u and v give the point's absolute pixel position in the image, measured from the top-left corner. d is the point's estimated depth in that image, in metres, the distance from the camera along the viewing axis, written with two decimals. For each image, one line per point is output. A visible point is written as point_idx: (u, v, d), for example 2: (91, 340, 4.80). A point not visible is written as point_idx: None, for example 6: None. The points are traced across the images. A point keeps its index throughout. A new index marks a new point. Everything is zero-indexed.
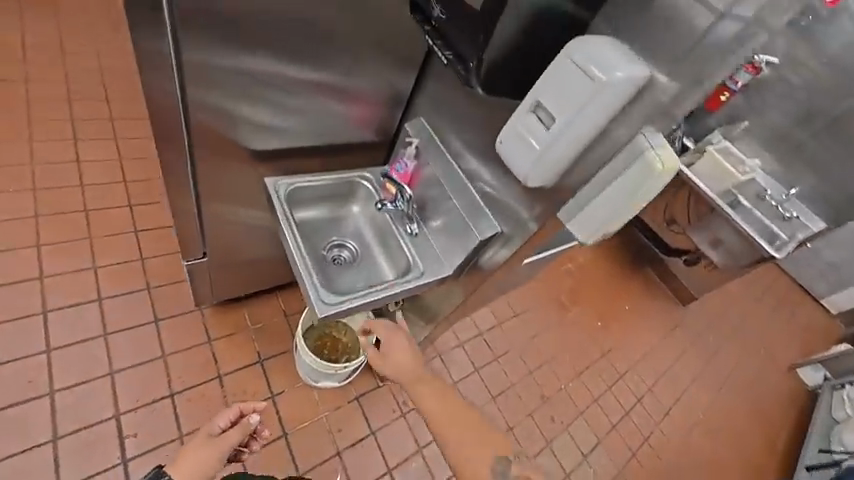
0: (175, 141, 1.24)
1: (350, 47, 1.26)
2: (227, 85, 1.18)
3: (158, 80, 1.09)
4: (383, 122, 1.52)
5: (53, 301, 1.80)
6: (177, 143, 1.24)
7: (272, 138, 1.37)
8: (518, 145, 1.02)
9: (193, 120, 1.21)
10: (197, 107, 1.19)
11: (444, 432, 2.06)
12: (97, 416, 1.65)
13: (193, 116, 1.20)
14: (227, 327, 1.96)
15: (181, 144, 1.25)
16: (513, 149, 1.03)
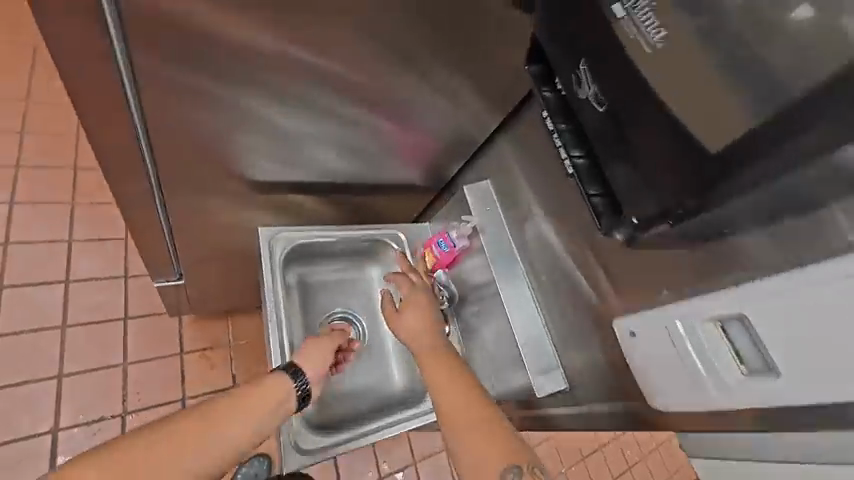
0: (123, 143, 0.83)
1: (422, 54, 0.83)
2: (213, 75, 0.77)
3: (92, 49, 0.68)
4: (442, 165, 1.09)
5: (11, 275, 1.52)
6: (124, 145, 0.83)
7: (280, 168, 0.98)
8: (660, 345, 0.69)
9: (149, 112, 0.80)
10: (156, 96, 0.78)
11: None
12: (28, 429, 1.36)
13: (148, 107, 0.79)
14: (204, 340, 1.63)
15: (132, 144, 0.84)
16: (646, 343, 0.71)
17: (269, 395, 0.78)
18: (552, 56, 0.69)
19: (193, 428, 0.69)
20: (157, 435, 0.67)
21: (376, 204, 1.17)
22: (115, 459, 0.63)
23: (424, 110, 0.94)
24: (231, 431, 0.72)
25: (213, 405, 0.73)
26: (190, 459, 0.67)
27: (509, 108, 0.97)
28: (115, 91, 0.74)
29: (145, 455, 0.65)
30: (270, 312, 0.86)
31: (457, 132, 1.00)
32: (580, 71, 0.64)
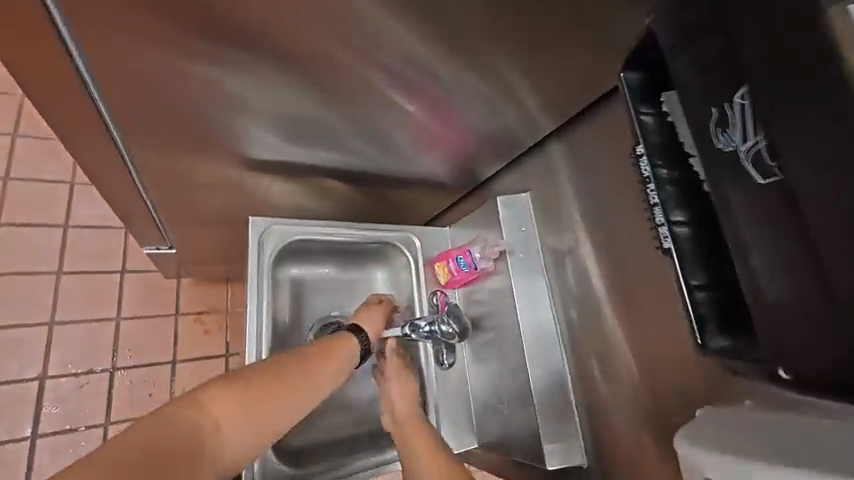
0: (91, 136, 0.63)
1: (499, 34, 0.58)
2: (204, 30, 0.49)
3: None
4: (478, 167, 0.91)
5: (9, 213, 1.45)
6: (94, 138, 0.64)
7: (282, 141, 0.73)
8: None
9: (113, 86, 0.54)
10: (120, 63, 0.50)
11: None
12: (16, 374, 1.32)
13: (111, 77, 0.52)
14: (202, 303, 1.54)
15: (90, 117, 0.59)
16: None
17: (344, 353, 0.69)
18: (675, 66, 0.39)
19: (290, 382, 0.61)
20: (260, 376, 0.59)
21: (395, 199, 1.00)
22: (225, 396, 0.55)
23: (468, 114, 0.73)
24: (321, 380, 0.64)
25: (304, 355, 0.65)
26: (290, 406, 0.59)
27: (568, 117, 0.79)
28: (74, 88, 0.53)
29: (250, 395, 0.57)
30: (251, 319, 0.73)
31: (503, 134, 0.81)
32: (736, 105, 0.34)
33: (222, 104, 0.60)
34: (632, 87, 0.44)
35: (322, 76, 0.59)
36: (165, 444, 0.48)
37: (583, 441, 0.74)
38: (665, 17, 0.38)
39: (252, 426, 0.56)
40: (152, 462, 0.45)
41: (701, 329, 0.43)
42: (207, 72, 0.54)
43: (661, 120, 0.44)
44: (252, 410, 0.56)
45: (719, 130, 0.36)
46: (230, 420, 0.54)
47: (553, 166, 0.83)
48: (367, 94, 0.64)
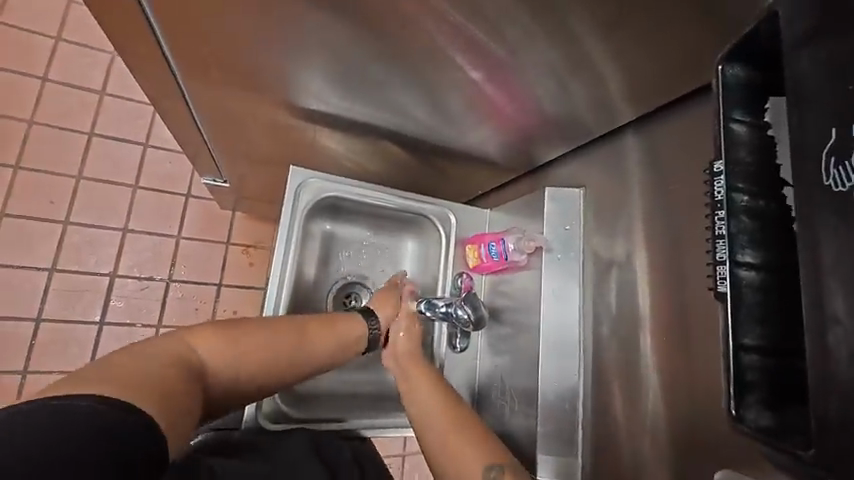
0: (149, 57, 0.64)
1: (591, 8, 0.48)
2: None
3: None
4: (535, 152, 0.82)
5: (101, 126, 1.60)
6: (153, 60, 0.65)
7: (334, 100, 0.71)
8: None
9: (167, 14, 0.53)
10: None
11: None
12: (93, 266, 1.52)
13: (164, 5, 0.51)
14: (250, 237, 1.64)
15: (147, 40, 0.59)
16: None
17: (345, 328, 0.74)
18: (791, 65, 0.30)
19: (287, 341, 0.67)
20: (256, 327, 0.66)
21: (441, 171, 0.95)
22: (224, 338, 0.63)
23: (534, 95, 0.64)
24: (319, 349, 0.70)
25: (305, 322, 0.71)
26: (286, 361, 0.66)
27: (651, 109, 0.66)
28: (131, 9, 0.53)
29: (245, 338, 0.64)
30: (277, 265, 0.76)
31: (570, 121, 0.71)
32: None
33: (269, 45, 0.57)
34: (731, 87, 0.36)
35: (375, 31, 0.53)
36: (174, 361, 0.55)
37: (582, 460, 0.70)
38: (796, 4, 0.30)
39: (247, 367, 0.63)
40: (163, 370, 0.52)
41: (739, 398, 0.34)
42: (255, 12, 0.51)
43: (755, 137, 0.35)
44: (249, 353, 0.63)
45: (831, 156, 0.28)
46: (227, 357, 0.62)
47: (623, 166, 0.72)
48: (423, 59, 0.58)
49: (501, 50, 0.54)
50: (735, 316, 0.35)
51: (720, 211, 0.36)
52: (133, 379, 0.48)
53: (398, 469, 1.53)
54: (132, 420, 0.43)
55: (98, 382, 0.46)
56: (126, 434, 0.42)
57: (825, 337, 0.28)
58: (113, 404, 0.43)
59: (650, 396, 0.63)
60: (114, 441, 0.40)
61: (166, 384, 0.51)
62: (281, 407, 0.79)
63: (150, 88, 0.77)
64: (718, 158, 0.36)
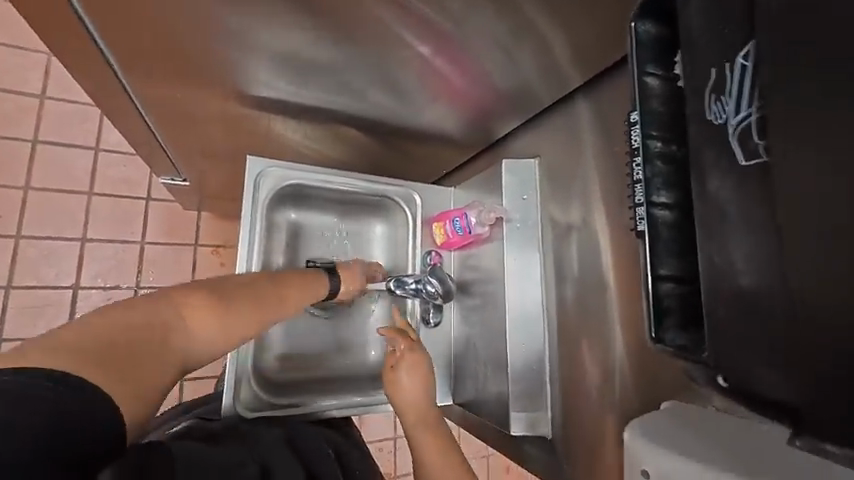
0: (85, 54, 0.61)
1: None
2: None
3: None
4: (492, 125, 0.84)
5: (46, 132, 1.51)
6: (89, 56, 0.62)
7: (285, 86, 0.70)
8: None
9: (98, 12, 0.51)
10: None
11: None
12: (53, 280, 1.45)
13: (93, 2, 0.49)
14: (219, 237, 1.61)
15: (81, 39, 0.57)
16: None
17: (314, 288, 0.74)
18: (686, 18, 0.33)
19: (270, 308, 0.64)
20: (244, 299, 0.60)
21: (403, 151, 0.96)
22: (217, 307, 0.56)
23: (484, 67, 0.65)
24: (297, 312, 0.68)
25: (286, 290, 0.68)
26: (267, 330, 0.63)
27: (593, 74, 0.68)
28: (60, 6, 0.50)
29: (230, 306, 0.58)
30: (242, 259, 0.76)
31: (522, 92, 0.73)
32: (737, 64, 0.29)
33: (211, 33, 0.56)
34: (644, 43, 0.38)
35: (317, 13, 0.53)
36: (151, 332, 0.49)
37: (552, 414, 0.74)
38: None
39: (229, 341, 0.57)
40: (137, 344, 0.47)
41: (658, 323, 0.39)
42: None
43: (667, 89, 0.38)
44: (233, 324, 0.57)
45: (714, 96, 0.31)
46: (213, 326, 0.55)
47: (573, 133, 0.75)
48: (370, 39, 0.58)
49: (447, 23, 0.55)
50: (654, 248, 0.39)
51: (637, 157, 0.39)
52: (104, 351, 0.44)
53: (389, 451, 1.57)
54: (87, 412, 0.39)
55: (61, 353, 0.41)
56: (83, 425, 0.39)
57: (715, 256, 0.32)
58: (74, 386, 0.39)
59: (609, 350, 0.67)
60: (71, 433, 0.38)
61: (138, 362, 0.46)
62: (258, 395, 0.79)
63: (90, 86, 0.74)
64: (635, 110, 0.39)
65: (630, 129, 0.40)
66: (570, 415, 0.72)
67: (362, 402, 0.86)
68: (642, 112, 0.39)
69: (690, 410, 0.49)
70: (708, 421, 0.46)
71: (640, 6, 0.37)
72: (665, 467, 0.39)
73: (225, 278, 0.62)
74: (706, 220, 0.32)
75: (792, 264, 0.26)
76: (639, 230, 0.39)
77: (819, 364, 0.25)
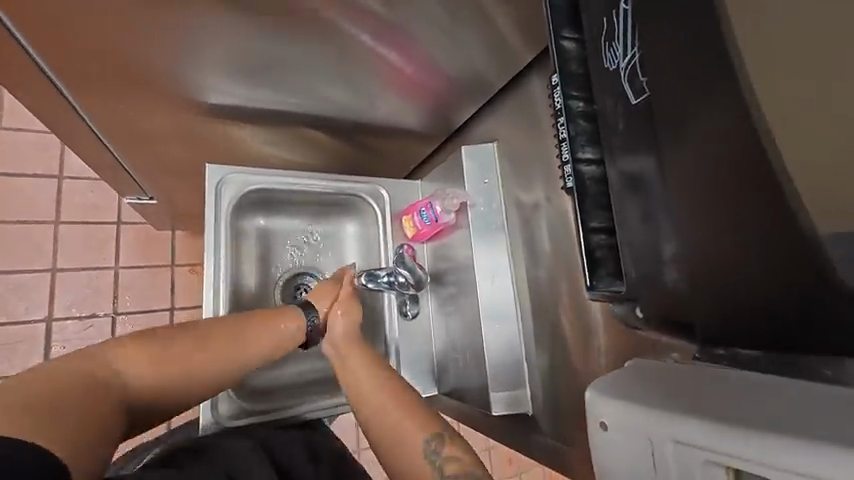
0: (24, 72, 0.60)
1: None
2: None
3: None
4: (451, 114, 0.85)
5: (4, 163, 1.47)
6: (28, 74, 0.61)
7: (239, 91, 0.70)
8: (632, 469, 0.39)
9: (32, 28, 0.51)
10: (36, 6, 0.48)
11: None
12: (24, 314, 1.41)
13: (27, 18, 0.50)
14: (196, 255, 1.58)
15: (21, 58, 0.57)
16: (615, 463, 0.41)
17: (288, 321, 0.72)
18: None
19: (218, 344, 0.65)
20: (180, 338, 0.63)
21: (369, 149, 0.96)
22: (148, 353, 0.60)
23: (432, 54, 0.67)
24: (257, 346, 0.68)
25: (234, 322, 0.68)
26: (215, 367, 0.64)
27: (540, 51, 0.70)
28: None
29: (167, 351, 0.61)
30: (209, 270, 0.74)
31: (474, 77, 0.75)
32: (619, 11, 0.36)
33: (149, 42, 0.56)
34: (559, 12, 0.45)
35: (256, 14, 0.54)
36: (81, 387, 0.53)
37: (532, 393, 0.75)
38: None
39: (170, 380, 0.61)
40: (68, 403, 0.50)
41: (593, 272, 0.49)
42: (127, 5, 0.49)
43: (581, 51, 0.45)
44: (171, 366, 0.61)
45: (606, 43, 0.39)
46: (149, 371, 0.60)
47: (528, 114, 0.78)
48: (314, 35, 0.59)
49: (386, 11, 0.57)
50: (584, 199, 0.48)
51: (563, 117, 0.48)
52: (43, 412, 0.48)
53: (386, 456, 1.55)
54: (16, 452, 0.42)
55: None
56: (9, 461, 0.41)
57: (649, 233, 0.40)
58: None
59: (581, 320, 0.69)
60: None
61: (70, 411, 0.50)
62: (240, 403, 0.78)
63: (41, 109, 0.74)
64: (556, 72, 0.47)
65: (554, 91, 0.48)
66: (550, 389, 0.73)
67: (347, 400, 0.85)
68: (564, 74, 0.47)
69: (655, 365, 0.50)
70: (664, 371, 0.47)
71: None
72: (617, 414, 0.41)
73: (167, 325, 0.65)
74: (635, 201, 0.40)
75: (696, 221, 0.35)
76: (569, 186, 0.49)
77: (732, 290, 0.34)
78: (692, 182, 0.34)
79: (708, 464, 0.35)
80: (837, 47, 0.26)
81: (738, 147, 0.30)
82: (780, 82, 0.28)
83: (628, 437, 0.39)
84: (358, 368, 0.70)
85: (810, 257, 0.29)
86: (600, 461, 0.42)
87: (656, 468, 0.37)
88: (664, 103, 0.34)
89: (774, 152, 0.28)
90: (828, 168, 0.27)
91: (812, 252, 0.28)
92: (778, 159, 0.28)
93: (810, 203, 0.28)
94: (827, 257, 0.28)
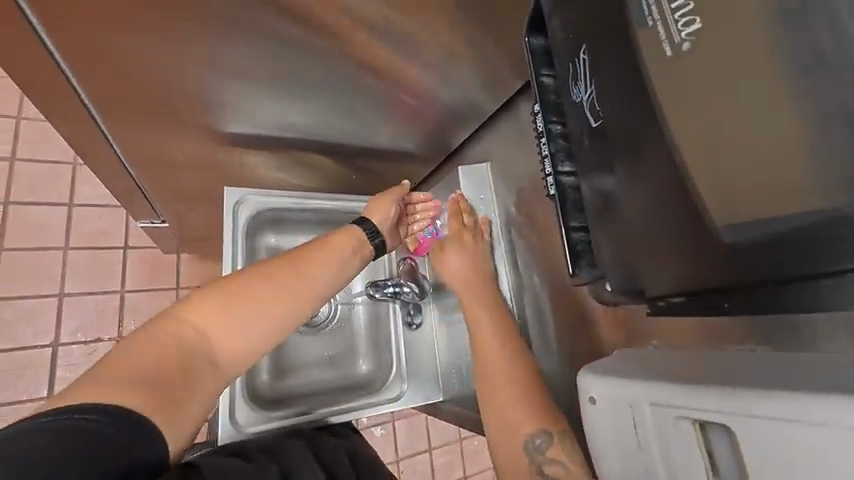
0: (69, 108, 0.68)
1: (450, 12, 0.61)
2: (169, 25, 0.54)
3: None
4: (447, 136, 0.94)
5: (17, 193, 1.52)
6: (73, 110, 0.68)
7: (258, 122, 0.79)
8: (616, 435, 0.44)
9: (85, 72, 0.59)
10: (95, 52, 0.56)
11: (392, 463, 1.72)
12: (32, 341, 1.43)
13: (82, 63, 0.58)
14: (201, 277, 1.62)
15: (69, 96, 0.65)
16: (604, 432, 0.45)
17: (343, 246, 0.75)
18: (551, 28, 0.45)
19: (284, 281, 0.65)
20: (249, 280, 0.64)
21: (372, 171, 1.05)
22: (218, 305, 0.60)
23: (431, 85, 0.76)
24: (325, 274, 0.70)
25: (294, 261, 0.68)
26: (289, 301, 0.65)
27: (524, 81, 0.80)
28: (50, 70, 0.59)
29: (238, 305, 0.61)
30: None
31: (466, 103, 0.84)
32: (580, 60, 0.41)
33: (182, 77, 0.64)
34: (535, 49, 0.51)
35: (281, 56, 0.63)
36: (166, 351, 0.54)
37: None
38: None
39: (253, 329, 0.61)
40: (161, 367, 0.52)
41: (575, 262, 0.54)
42: (168, 48, 0.58)
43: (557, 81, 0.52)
44: (252, 313, 0.61)
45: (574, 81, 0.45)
46: (224, 323, 0.59)
47: (517, 136, 0.87)
48: (329, 72, 0.69)
49: (391, 50, 0.66)
50: (565, 205, 0.55)
51: (543, 137, 0.55)
52: (143, 380, 0.50)
53: None
54: (121, 431, 0.45)
55: (100, 383, 0.48)
56: (113, 442, 0.45)
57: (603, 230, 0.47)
58: (106, 414, 0.45)
59: (572, 317, 0.77)
60: (103, 454, 0.43)
61: (172, 378, 0.52)
62: (257, 409, 0.82)
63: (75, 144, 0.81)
64: (537, 102, 0.54)
65: (536, 118, 0.55)
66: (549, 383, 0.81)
67: (359, 406, 0.88)
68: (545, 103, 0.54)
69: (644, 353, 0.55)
70: (648, 356, 0.52)
71: (530, 24, 0.50)
72: (607, 389, 0.45)
73: (226, 276, 0.64)
74: (597, 190, 0.46)
75: (638, 218, 0.40)
76: (551, 194, 0.55)
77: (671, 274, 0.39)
78: (635, 181, 0.39)
79: (679, 417, 0.40)
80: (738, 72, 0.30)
81: (661, 155, 0.35)
82: (691, 100, 0.32)
83: (615, 408, 0.44)
84: (505, 394, 0.71)
85: (712, 245, 0.34)
86: (591, 432, 0.47)
87: (637, 428, 0.42)
88: (610, 121, 0.39)
89: (682, 161, 0.33)
90: (733, 169, 0.31)
91: (709, 240, 0.34)
92: (683, 166, 0.33)
93: (710, 199, 0.33)
94: (721, 244, 0.34)
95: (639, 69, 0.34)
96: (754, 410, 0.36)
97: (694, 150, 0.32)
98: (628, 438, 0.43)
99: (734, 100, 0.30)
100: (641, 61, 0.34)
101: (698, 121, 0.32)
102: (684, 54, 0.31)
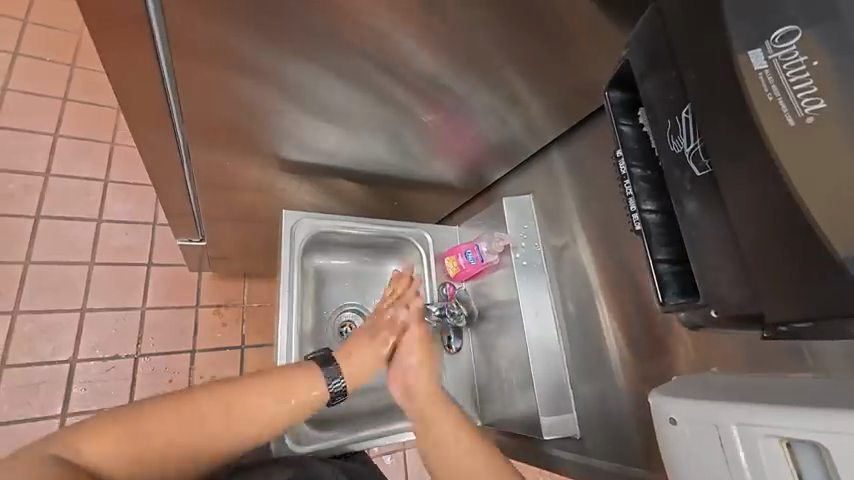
0: (160, 130, 0.72)
1: (513, 64, 0.70)
2: (275, 65, 0.62)
3: (128, 14, 0.51)
4: (487, 171, 1.01)
5: (49, 208, 1.55)
6: (163, 133, 0.72)
7: (325, 151, 0.85)
8: (703, 452, 0.48)
9: (186, 96, 0.64)
10: (203, 81, 0.62)
11: None
12: (49, 356, 1.41)
13: (188, 89, 0.63)
14: (220, 297, 1.63)
15: (164, 117, 0.69)
16: (689, 451, 0.49)
17: (296, 381, 0.71)
18: (643, 86, 0.49)
19: (210, 406, 0.63)
20: (173, 403, 0.62)
21: (413, 201, 1.10)
22: (127, 428, 0.57)
23: (484, 125, 0.84)
24: (270, 406, 0.67)
25: (233, 385, 0.66)
26: (206, 426, 0.62)
27: (565, 125, 0.89)
28: (157, 95, 0.64)
29: (147, 429, 0.58)
30: (284, 304, 0.82)
31: (512, 142, 0.91)
32: (681, 118, 0.44)
33: (264, 109, 0.70)
34: (615, 104, 0.57)
35: (362, 96, 0.71)
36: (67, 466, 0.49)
37: (577, 415, 0.85)
38: (636, 55, 0.49)
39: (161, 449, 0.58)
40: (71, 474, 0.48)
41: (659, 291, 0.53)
42: (265, 83, 0.64)
43: (637, 133, 0.56)
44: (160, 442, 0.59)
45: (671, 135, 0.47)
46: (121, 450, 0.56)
47: (555, 172, 0.95)
48: (399, 112, 0.76)
49: (456, 96, 0.75)
50: (650, 241, 0.54)
51: (626, 180, 0.56)
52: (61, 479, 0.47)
53: None
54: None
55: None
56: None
57: (698, 267, 0.46)
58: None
59: (614, 344, 0.81)
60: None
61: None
62: (306, 429, 0.85)
63: (149, 168, 0.84)
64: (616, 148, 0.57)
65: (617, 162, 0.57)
66: (589, 406, 0.84)
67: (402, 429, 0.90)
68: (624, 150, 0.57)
69: (700, 380, 0.60)
70: (710, 382, 0.57)
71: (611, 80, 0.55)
72: (685, 410, 0.50)
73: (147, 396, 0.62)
74: (683, 223, 0.47)
75: (745, 259, 0.40)
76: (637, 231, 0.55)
77: (785, 313, 0.38)
78: (738, 220, 0.40)
79: (766, 438, 0.43)
80: (849, 133, 0.33)
81: (775, 197, 0.36)
82: (808, 153, 0.34)
83: (699, 427, 0.48)
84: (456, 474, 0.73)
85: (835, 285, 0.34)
86: (672, 452, 0.52)
87: (725, 446, 0.46)
88: (717, 167, 0.41)
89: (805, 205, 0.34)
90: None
91: (835, 276, 0.34)
92: (807, 209, 0.34)
93: (837, 240, 0.33)
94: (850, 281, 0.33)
95: (751, 124, 0.37)
96: (823, 427, 0.39)
97: (815, 194, 0.34)
98: (714, 455, 0.47)
99: (848, 155, 0.33)
100: (753, 118, 0.36)
101: (816, 167, 0.34)
102: (810, 126, 0.34)
